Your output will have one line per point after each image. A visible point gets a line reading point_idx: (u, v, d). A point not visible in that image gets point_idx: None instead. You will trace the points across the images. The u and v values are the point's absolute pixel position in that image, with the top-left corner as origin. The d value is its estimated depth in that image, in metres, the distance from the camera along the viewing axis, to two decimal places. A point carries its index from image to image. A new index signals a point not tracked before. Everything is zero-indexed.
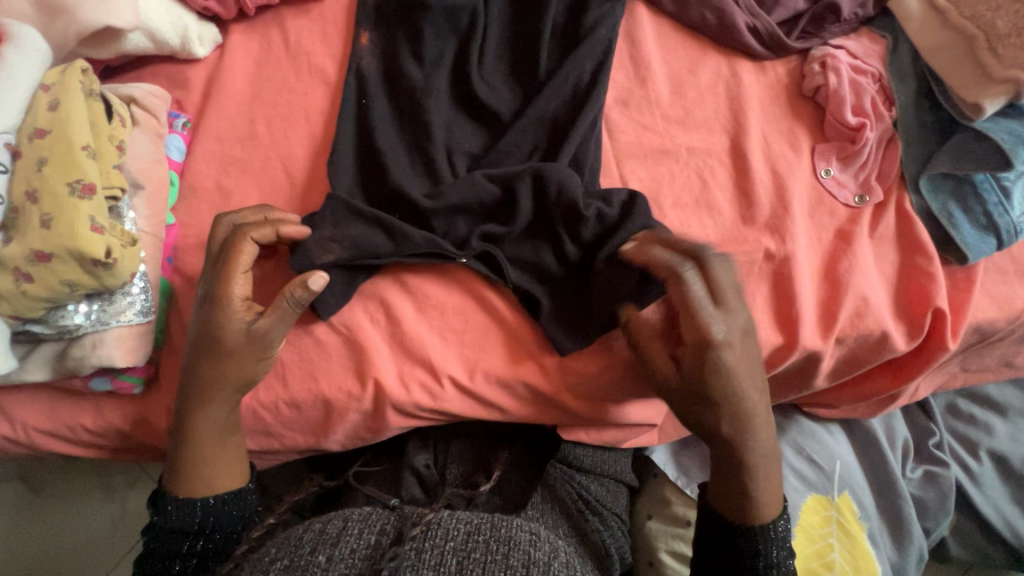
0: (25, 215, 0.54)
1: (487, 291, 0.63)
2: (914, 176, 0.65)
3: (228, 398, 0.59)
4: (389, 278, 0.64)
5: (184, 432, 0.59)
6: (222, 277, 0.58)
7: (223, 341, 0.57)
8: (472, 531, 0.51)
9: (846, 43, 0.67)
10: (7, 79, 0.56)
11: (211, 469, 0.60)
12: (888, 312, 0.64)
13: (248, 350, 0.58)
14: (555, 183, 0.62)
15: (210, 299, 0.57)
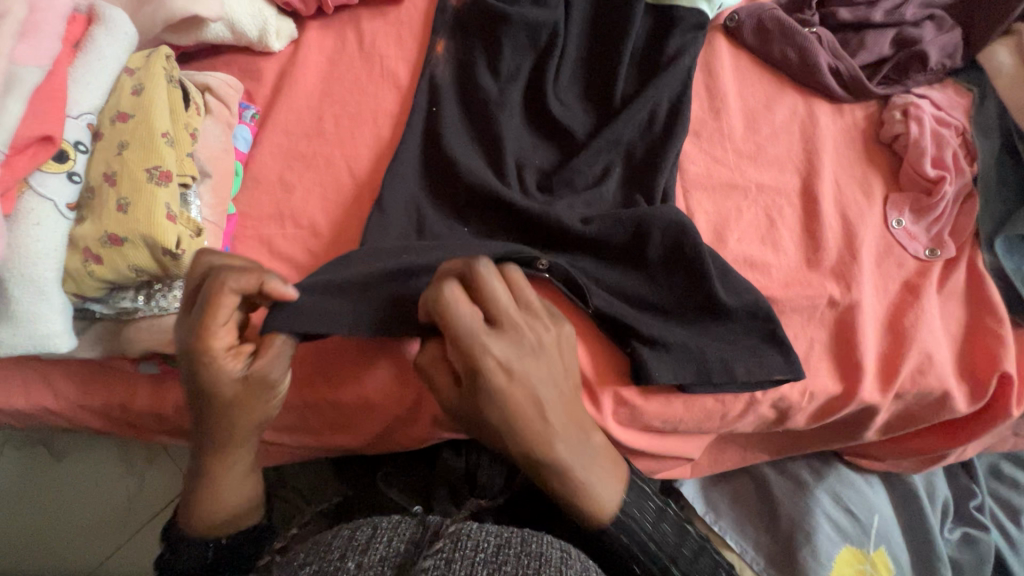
0: (101, 197, 0.54)
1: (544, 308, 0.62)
2: (990, 234, 0.63)
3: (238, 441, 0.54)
4: None
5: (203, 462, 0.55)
6: (194, 333, 0.47)
7: (220, 398, 0.49)
8: (502, 543, 0.49)
9: (930, 93, 0.65)
10: (96, 61, 0.57)
11: (225, 492, 0.57)
12: (951, 371, 0.62)
13: (248, 400, 0.51)
14: (659, 228, 0.61)
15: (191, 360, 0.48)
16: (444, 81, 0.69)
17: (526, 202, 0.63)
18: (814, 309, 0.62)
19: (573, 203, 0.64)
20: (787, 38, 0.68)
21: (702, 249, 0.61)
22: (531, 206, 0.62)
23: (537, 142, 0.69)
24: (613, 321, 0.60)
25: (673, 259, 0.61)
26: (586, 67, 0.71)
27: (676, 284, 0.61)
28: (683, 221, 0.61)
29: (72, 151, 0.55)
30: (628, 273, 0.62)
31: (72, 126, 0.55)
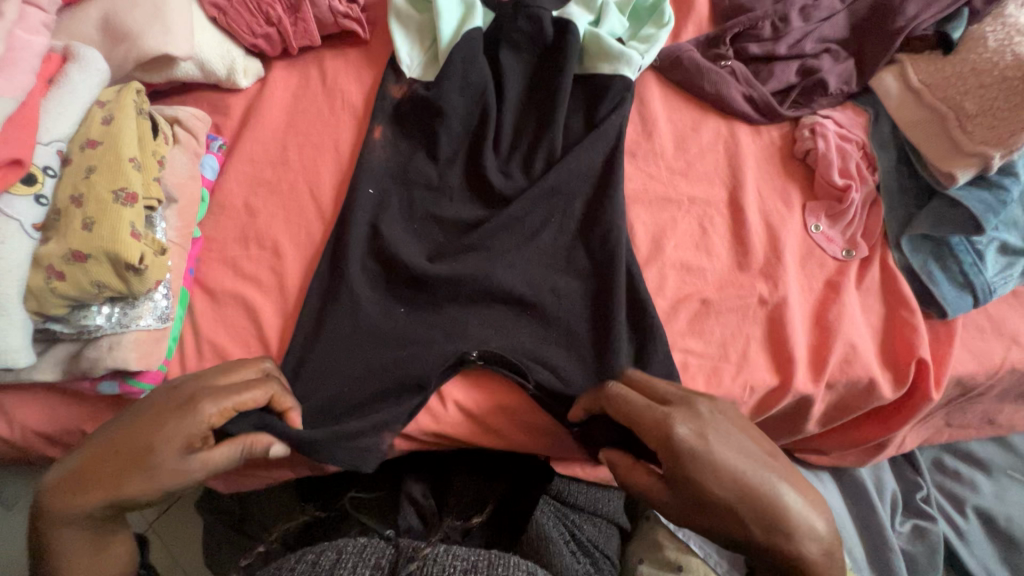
0: (67, 217, 0.57)
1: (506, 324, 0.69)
2: (897, 234, 0.70)
3: (145, 481, 0.53)
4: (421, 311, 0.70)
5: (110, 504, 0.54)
6: (195, 408, 0.55)
7: (149, 458, 0.53)
8: (468, 568, 0.51)
9: (832, 113, 0.74)
10: (69, 95, 0.61)
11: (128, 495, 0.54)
12: (875, 360, 0.67)
13: (169, 434, 0.54)
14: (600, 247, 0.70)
15: (181, 405, 0.55)
16: (400, 114, 0.76)
17: (478, 235, 0.71)
18: (746, 307, 0.67)
19: (516, 228, 0.71)
20: (707, 70, 0.76)
21: (620, 261, 0.68)
22: (483, 238, 0.71)
23: (490, 169, 0.73)
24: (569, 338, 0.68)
25: (597, 275, 0.70)
26: (519, 93, 0.75)
27: (598, 298, 0.69)
28: (608, 224, 0.70)
29: (41, 175, 0.57)
30: (563, 291, 0.69)
31: (42, 152, 0.58)
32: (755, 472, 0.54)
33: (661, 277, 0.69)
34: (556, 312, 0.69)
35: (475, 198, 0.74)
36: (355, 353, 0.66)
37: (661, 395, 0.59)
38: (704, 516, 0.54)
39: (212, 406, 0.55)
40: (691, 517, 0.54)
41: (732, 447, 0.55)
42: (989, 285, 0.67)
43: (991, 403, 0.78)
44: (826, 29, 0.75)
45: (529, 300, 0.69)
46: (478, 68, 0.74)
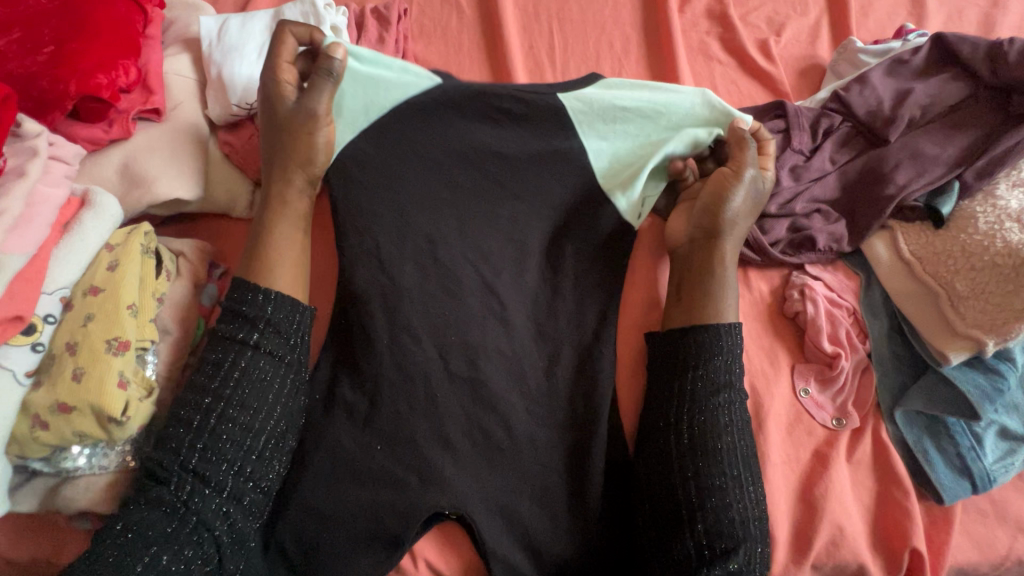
0: (59, 365, 0.59)
1: (485, 474, 0.67)
2: (890, 407, 0.68)
3: (294, 257, 0.69)
4: (394, 458, 0.67)
5: (264, 215, 0.70)
6: (279, 86, 0.70)
7: (301, 153, 0.70)
8: None
9: (822, 274, 0.73)
10: (79, 241, 0.64)
11: (278, 251, 0.68)
12: (865, 543, 0.64)
13: (291, 229, 0.70)
14: (587, 393, 0.70)
15: (291, 142, 0.69)
16: (383, 230, 0.72)
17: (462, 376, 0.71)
18: None
19: (503, 382, 0.71)
20: None
21: (602, 421, 0.69)
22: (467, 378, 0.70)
23: None
24: (573, 487, 0.68)
25: (581, 434, 0.69)
26: (533, 145, 0.76)
27: (578, 453, 0.68)
28: (595, 377, 0.71)
29: (41, 324, 0.60)
30: (546, 442, 0.69)
31: (45, 301, 0.61)
32: (729, 244, 0.72)
33: (645, 435, 0.68)
34: (532, 473, 0.68)
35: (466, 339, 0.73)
36: (335, 493, 0.66)
37: (709, 333, 0.68)
38: (715, 255, 0.71)
39: (330, 135, 0.71)
40: (704, 277, 0.71)
41: (734, 250, 0.72)
42: (988, 472, 0.64)
43: None
44: (816, 189, 0.76)
45: (508, 451, 0.68)
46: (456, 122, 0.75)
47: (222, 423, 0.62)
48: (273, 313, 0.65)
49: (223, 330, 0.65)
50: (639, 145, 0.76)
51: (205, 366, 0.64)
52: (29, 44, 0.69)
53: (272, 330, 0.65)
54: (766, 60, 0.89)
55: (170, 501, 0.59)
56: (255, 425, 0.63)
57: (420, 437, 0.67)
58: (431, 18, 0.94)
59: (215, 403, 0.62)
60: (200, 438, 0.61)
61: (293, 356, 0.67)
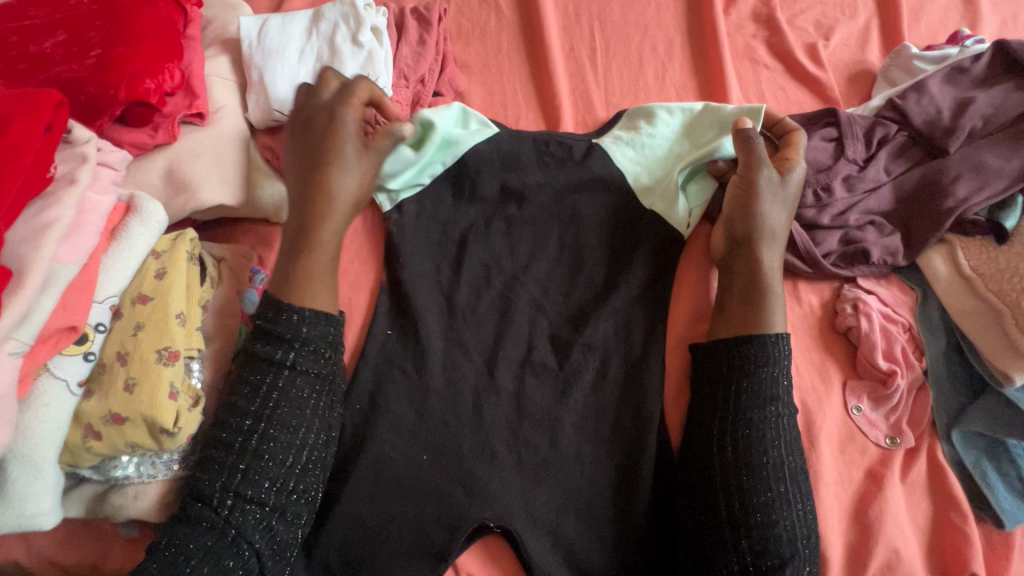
0: (111, 375, 0.59)
1: (531, 490, 0.66)
2: (947, 426, 0.66)
3: (325, 281, 0.67)
4: (442, 474, 0.66)
5: (297, 232, 0.67)
6: (340, 110, 0.69)
7: (344, 183, 0.68)
8: None
9: (876, 288, 0.71)
10: (127, 248, 0.64)
11: (307, 273, 0.66)
12: (921, 567, 0.62)
13: (326, 257, 0.68)
14: (633, 406, 0.69)
15: (332, 165, 0.67)
16: (422, 244, 0.77)
17: (506, 389, 0.70)
18: None
19: (549, 394, 0.70)
20: None
21: (651, 434, 0.68)
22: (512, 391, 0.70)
23: (529, 318, 0.74)
24: (619, 500, 0.66)
25: (631, 449, 0.68)
26: (560, 177, 0.78)
27: (625, 467, 0.67)
28: (643, 393, 0.69)
29: (92, 333, 0.60)
30: (592, 454, 0.68)
31: (96, 310, 0.61)
32: (765, 246, 0.69)
33: (690, 448, 0.67)
34: (577, 487, 0.67)
35: (510, 350, 0.72)
36: (378, 505, 0.66)
37: (755, 344, 0.66)
38: (755, 258, 0.69)
39: (376, 165, 0.71)
40: (759, 288, 0.68)
41: (775, 252, 0.70)
42: None
43: None
44: (870, 202, 0.74)
45: (554, 463, 0.67)
46: (508, 165, 0.79)
47: (263, 443, 0.61)
48: (309, 329, 0.65)
49: (257, 350, 0.64)
50: (666, 164, 0.78)
51: (241, 387, 0.63)
52: (76, 47, 0.68)
53: (309, 349, 0.65)
54: (814, 65, 0.87)
55: (210, 518, 0.58)
56: (295, 442, 0.62)
57: (466, 454, 0.67)
58: (470, 19, 0.92)
59: (255, 423, 0.61)
60: (241, 459, 0.60)
61: (328, 372, 0.66)
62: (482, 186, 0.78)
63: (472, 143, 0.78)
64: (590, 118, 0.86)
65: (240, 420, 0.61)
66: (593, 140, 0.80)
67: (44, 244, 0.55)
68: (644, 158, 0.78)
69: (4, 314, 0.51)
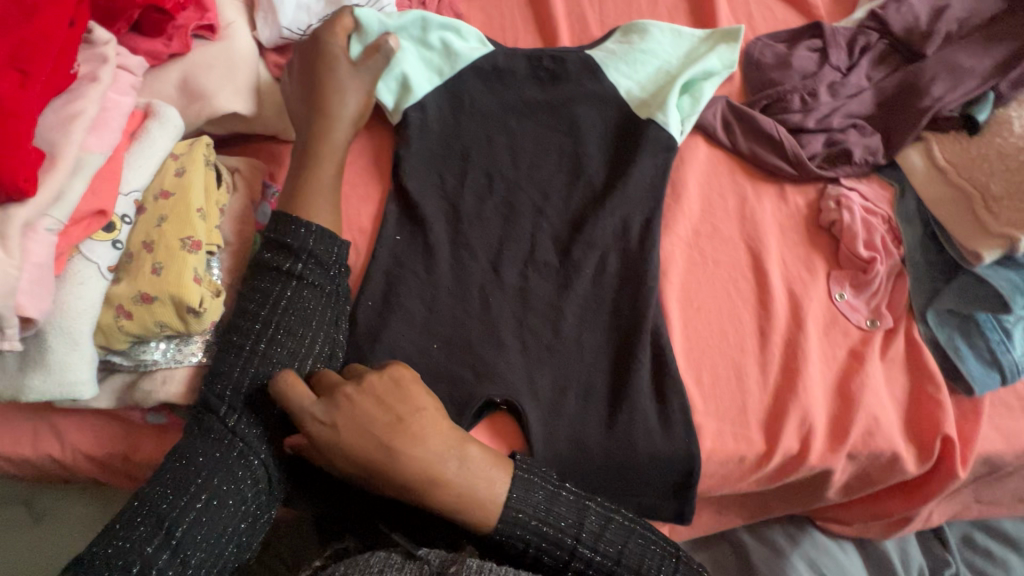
0: (139, 261, 0.62)
1: (536, 375, 0.70)
2: (922, 307, 0.71)
3: (328, 195, 0.70)
4: (453, 363, 0.70)
5: (302, 149, 0.71)
6: (328, 38, 0.75)
7: (340, 102, 0.73)
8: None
9: (857, 186, 0.76)
10: (149, 148, 0.67)
11: (309, 199, 0.68)
12: (898, 433, 0.68)
13: (328, 170, 0.71)
14: (632, 300, 0.73)
15: (333, 87, 0.73)
16: (426, 153, 0.80)
17: (511, 284, 0.74)
18: (763, 371, 0.70)
19: (550, 289, 0.74)
20: (750, 131, 0.79)
21: (647, 323, 0.71)
22: (517, 287, 0.74)
23: (534, 221, 0.77)
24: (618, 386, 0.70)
25: (627, 335, 0.71)
26: (554, 91, 0.82)
27: (623, 357, 0.71)
28: (641, 283, 0.73)
29: (119, 223, 0.63)
30: (593, 349, 0.71)
31: (122, 202, 0.64)
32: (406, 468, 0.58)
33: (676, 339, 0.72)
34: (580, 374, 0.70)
35: (513, 250, 0.76)
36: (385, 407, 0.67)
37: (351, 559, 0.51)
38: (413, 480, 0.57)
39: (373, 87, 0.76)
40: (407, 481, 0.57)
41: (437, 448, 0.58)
42: (1017, 364, 0.68)
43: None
44: (853, 105, 0.77)
45: (556, 348, 0.71)
46: (504, 81, 0.83)
47: (272, 347, 0.62)
48: (315, 244, 0.65)
49: (267, 261, 0.65)
50: (657, 82, 0.81)
51: (252, 294, 0.64)
52: None
53: (314, 261, 0.65)
54: None
55: (220, 427, 0.58)
56: (302, 348, 0.63)
57: (474, 343, 0.71)
58: None
59: (264, 328, 0.62)
60: (251, 362, 0.61)
61: (333, 287, 0.67)
62: (480, 101, 0.82)
63: (472, 57, 0.82)
64: (585, 39, 0.89)
65: (249, 325, 0.62)
66: (587, 54, 0.83)
67: (72, 132, 0.58)
68: (640, 74, 0.82)
69: (39, 191, 0.55)
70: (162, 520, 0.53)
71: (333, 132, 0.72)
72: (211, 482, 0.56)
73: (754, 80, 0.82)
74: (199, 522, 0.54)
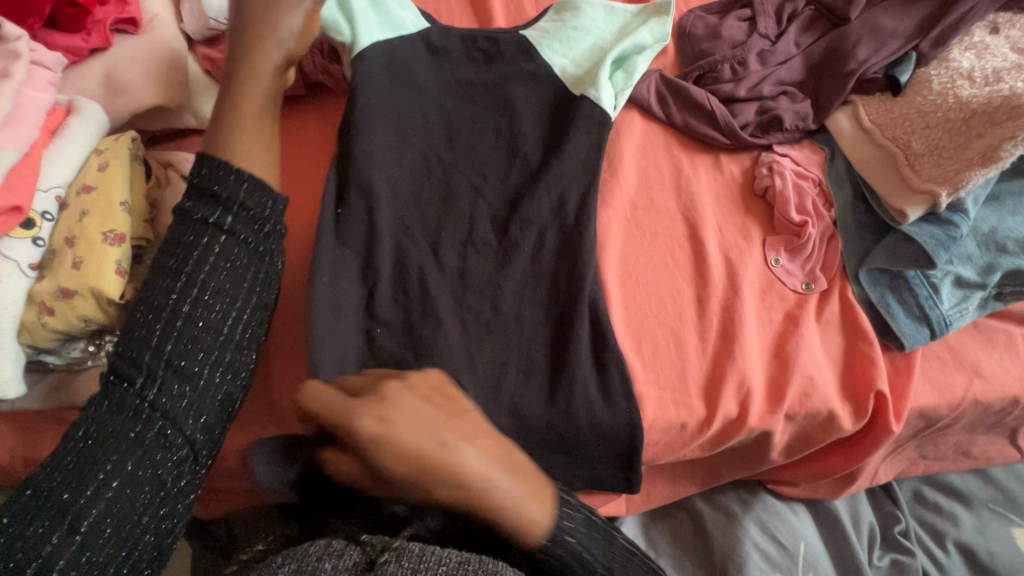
0: (60, 257, 0.61)
1: (477, 354, 0.70)
2: (855, 268, 0.72)
3: (258, 133, 0.56)
4: (392, 345, 0.70)
5: (227, 69, 0.57)
6: None
7: (279, 14, 0.58)
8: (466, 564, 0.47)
9: (789, 152, 0.77)
10: (69, 144, 0.66)
11: (232, 134, 0.54)
12: (834, 392, 0.69)
13: (257, 102, 0.57)
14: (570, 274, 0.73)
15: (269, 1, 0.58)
16: None
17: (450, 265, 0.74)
18: (702, 338, 0.71)
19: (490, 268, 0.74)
20: (684, 102, 0.80)
21: (585, 295, 0.71)
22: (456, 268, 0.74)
23: (474, 200, 0.77)
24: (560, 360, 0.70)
25: (566, 310, 0.72)
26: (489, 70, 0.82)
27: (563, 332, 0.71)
28: (578, 257, 0.73)
29: (39, 220, 0.63)
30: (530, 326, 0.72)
31: (41, 199, 0.63)
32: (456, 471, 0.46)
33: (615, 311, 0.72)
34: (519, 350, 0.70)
35: (452, 231, 0.76)
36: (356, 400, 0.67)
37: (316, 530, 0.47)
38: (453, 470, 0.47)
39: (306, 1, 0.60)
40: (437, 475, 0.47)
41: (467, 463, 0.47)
42: (945, 318, 0.69)
43: (963, 435, 0.78)
44: (782, 72, 0.78)
45: (496, 326, 0.71)
46: (441, 60, 0.82)
47: (196, 309, 0.51)
48: (248, 196, 0.53)
49: (188, 210, 0.53)
50: (590, 57, 0.82)
51: (170, 249, 0.52)
52: None
53: (246, 213, 0.53)
54: None
55: (132, 402, 0.48)
56: (231, 312, 0.52)
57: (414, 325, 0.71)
58: None
59: (186, 286, 0.51)
60: (169, 327, 0.50)
61: (261, 241, 0.54)
62: (418, 77, 0.80)
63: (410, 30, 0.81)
64: (521, 19, 0.89)
65: (167, 281, 0.51)
66: (520, 33, 0.83)
67: None
68: (574, 51, 0.82)
69: None
70: (62, 512, 0.44)
71: (272, 54, 0.58)
72: (122, 466, 0.46)
73: (687, 52, 0.83)
74: (105, 517, 0.45)
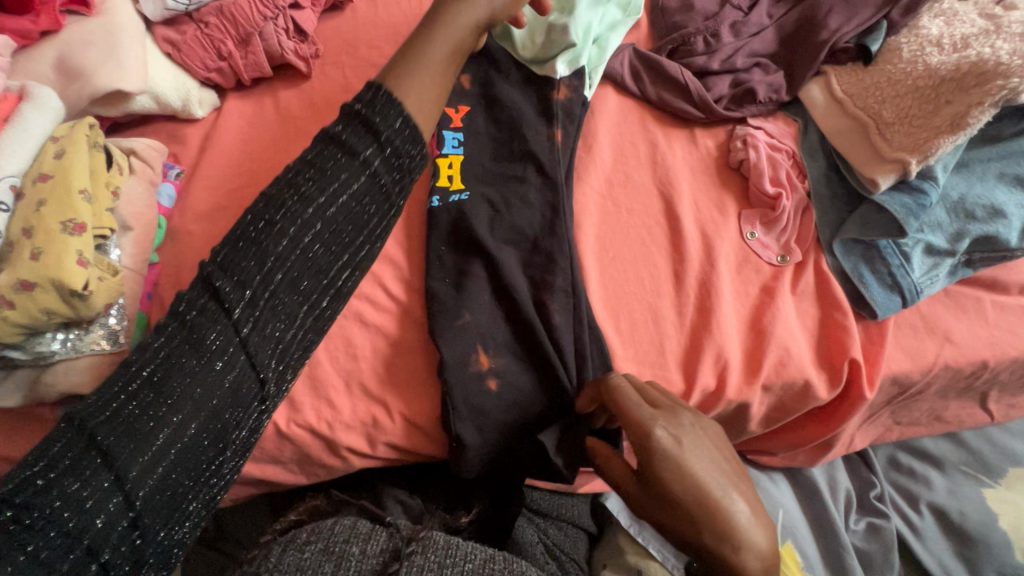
0: (18, 249, 0.59)
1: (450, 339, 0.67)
2: (829, 239, 0.72)
3: (430, 83, 0.55)
4: (369, 330, 0.69)
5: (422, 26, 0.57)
6: None
7: None
8: (488, 559, 0.59)
9: (764, 124, 0.76)
10: (22, 131, 0.64)
11: (407, 85, 0.53)
12: (809, 361, 0.70)
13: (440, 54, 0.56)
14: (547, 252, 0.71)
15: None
16: None
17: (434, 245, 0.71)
18: (680, 313, 0.71)
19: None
20: (657, 77, 0.79)
21: (562, 272, 0.70)
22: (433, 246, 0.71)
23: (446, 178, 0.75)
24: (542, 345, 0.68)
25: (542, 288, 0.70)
26: None
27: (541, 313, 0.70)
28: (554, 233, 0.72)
29: None
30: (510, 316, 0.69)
31: None
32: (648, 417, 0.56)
33: (593, 288, 0.71)
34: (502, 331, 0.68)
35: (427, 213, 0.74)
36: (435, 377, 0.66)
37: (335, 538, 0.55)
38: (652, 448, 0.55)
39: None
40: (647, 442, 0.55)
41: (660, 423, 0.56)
42: (917, 285, 0.70)
43: (935, 400, 0.80)
44: (755, 44, 0.78)
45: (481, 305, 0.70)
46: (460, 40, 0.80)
47: (293, 255, 0.50)
48: (401, 139, 0.52)
49: (339, 137, 0.51)
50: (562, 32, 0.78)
51: (308, 172, 0.51)
52: None
53: (390, 151, 0.52)
54: None
55: (222, 338, 0.47)
56: (320, 258, 0.51)
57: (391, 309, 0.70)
58: None
59: (299, 231, 0.50)
60: (275, 267, 0.49)
61: (382, 183, 0.52)
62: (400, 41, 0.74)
63: None
64: None
65: (277, 227, 0.49)
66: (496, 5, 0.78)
67: None
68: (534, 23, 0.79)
69: None
70: (120, 476, 0.43)
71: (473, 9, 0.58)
72: (190, 423, 0.46)
73: (660, 26, 0.83)
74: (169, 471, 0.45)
